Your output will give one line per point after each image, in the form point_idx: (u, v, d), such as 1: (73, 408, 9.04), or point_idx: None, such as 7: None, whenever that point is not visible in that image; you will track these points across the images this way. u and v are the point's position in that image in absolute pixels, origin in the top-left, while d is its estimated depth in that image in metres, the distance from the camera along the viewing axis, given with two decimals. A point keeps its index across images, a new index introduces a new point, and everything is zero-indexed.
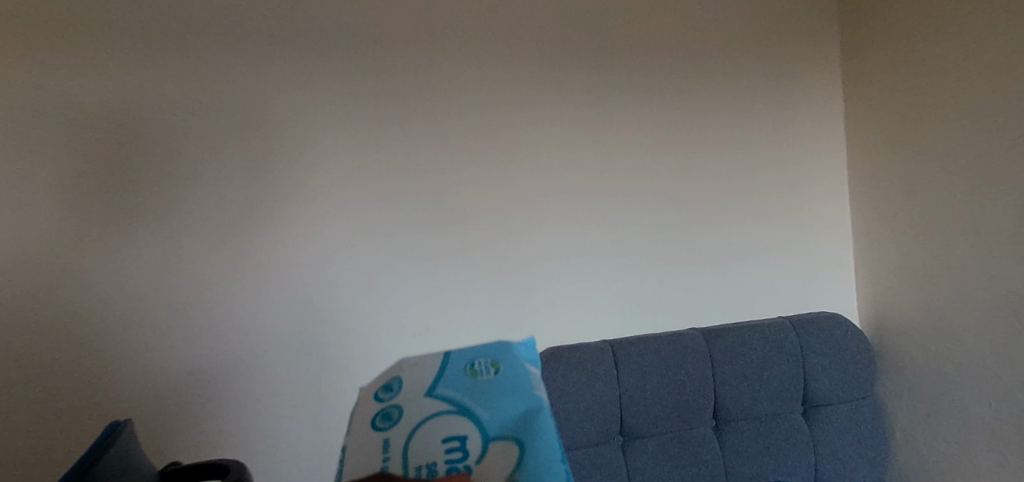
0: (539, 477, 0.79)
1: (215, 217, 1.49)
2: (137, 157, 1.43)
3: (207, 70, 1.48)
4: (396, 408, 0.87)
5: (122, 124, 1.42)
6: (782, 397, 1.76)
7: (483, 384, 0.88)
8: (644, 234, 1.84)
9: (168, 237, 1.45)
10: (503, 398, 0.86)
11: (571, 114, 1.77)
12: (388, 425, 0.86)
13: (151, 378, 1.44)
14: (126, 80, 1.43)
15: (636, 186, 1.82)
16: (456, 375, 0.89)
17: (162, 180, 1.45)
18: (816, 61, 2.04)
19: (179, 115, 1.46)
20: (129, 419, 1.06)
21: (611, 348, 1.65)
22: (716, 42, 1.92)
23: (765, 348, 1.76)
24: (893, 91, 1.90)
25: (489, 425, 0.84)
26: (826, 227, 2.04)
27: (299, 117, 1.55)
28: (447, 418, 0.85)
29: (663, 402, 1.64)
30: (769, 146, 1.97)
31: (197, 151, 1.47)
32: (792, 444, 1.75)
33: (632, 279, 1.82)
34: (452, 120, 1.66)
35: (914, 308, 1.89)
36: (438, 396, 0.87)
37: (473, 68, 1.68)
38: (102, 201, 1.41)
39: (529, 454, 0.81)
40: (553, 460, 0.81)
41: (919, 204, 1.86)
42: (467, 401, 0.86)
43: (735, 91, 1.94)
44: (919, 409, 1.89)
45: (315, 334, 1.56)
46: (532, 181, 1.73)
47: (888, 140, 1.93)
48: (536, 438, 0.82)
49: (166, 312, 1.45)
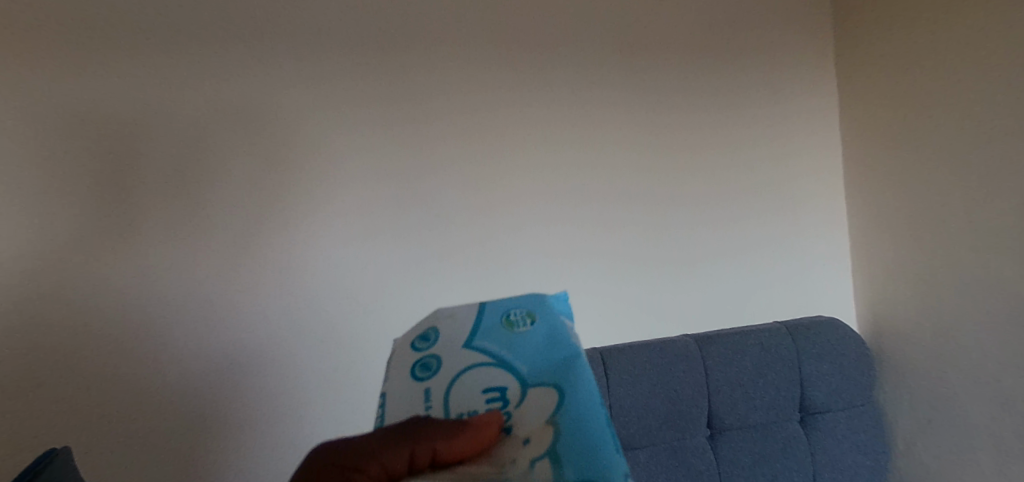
0: (577, 421, 0.73)
1: (170, 219, 1.37)
2: (85, 155, 1.32)
3: (165, 63, 1.38)
4: (434, 359, 0.87)
5: (69, 120, 1.31)
6: (778, 404, 1.68)
7: (519, 333, 0.85)
8: (644, 236, 1.74)
9: (118, 241, 1.33)
10: (540, 347, 0.82)
11: (557, 114, 1.67)
12: (428, 375, 0.86)
13: (97, 393, 1.31)
14: (73, 74, 1.32)
15: (629, 186, 1.73)
16: (491, 326, 0.87)
17: (112, 179, 1.33)
18: (811, 60, 1.96)
19: (133, 111, 1.35)
20: (66, 447, 0.96)
21: (599, 354, 1.57)
22: (708, 40, 1.84)
23: (759, 354, 1.69)
24: (896, 86, 1.82)
25: (528, 373, 0.81)
26: (823, 229, 1.95)
27: (264, 115, 1.44)
28: (488, 370, 0.83)
29: (655, 410, 1.56)
30: (763, 146, 1.89)
31: (151, 149, 1.36)
32: (789, 453, 1.67)
33: (630, 284, 1.73)
34: (430, 120, 1.57)
35: (914, 313, 1.81)
36: (476, 348, 0.85)
37: (453, 66, 1.59)
38: (45, 202, 1.29)
39: (566, 399, 0.76)
40: (593, 404, 0.75)
41: (920, 203, 1.78)
42: (503, 352, 0.83)
43: (728, 90, 1.86)
44: (920, 417, 1.81)
45: (292, 346, 1.44)
46: (522, 181, 1.63)
47: (887, 140, 1.85)
48: (573, 384, 0.77)
49: (114, 323, 1.33)
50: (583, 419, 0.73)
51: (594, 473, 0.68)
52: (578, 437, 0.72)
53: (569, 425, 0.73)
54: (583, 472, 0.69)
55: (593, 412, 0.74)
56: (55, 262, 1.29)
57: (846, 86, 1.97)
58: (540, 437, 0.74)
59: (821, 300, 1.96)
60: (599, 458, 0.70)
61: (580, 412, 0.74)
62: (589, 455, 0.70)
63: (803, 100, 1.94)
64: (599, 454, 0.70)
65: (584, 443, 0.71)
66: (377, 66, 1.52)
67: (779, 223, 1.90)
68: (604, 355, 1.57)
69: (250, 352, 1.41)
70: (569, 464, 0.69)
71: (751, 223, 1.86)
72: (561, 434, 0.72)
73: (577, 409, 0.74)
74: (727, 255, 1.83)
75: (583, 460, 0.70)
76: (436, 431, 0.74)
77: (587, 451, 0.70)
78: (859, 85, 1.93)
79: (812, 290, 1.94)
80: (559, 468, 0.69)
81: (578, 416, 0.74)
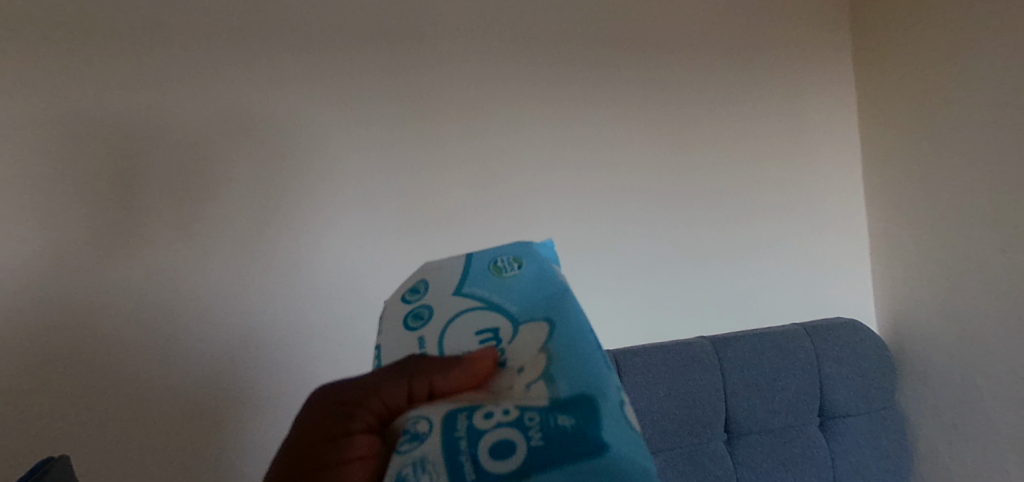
0: (571, 355, 0.64)
1: (171, 218, 1.33)
2: (82, 152, 1.28)
3: (164, 58, 1.34)
4: (424, 306, 0.76)
5: (66, 116, 1.27)
6: (797, 408, 1.63)
7: (508, 276, 0.75)
8: (655, 236, 1.70)
9: (116, 241, 1.29)
10: (531, 290, 0.73)
11: (568, 112, 1.63)
12: (418, 324, 0.75)
13: (95, 397, 1.26)
14: (70, 68, 1.28)
15: (640, 185, 1.68)
16: (479, 272, 0.77)
17: (110, 177, 1.29)
18: (828, 55, 1.91)
19: (132, 107, 1.31)
20: (64, 456, 0.91)
21: (615, 355, 1.52)
22: (722, 35, 1.80)
23: (778, 356, 1.63)
24: (917, 77, 1.77)
25: (521, 312, 0.72)
26: (841, 227, 1.90)
27: (265, 113, 1.40)
28: (478, 313, 0.73)
29: (671, 414, 1.51)
30: (780, 142, 1.83)
31: (150, 146, 1.32)
32: (808, 459, 1.61)
33: (642, 285, 1.68)
34: (438, 119, 1.53)
35: (936, 312, 1.76)
36: (465, 294, 0.75)
37: (461, 63, 1.55)
38: (40, 200, 1.25)
39: (559, 334, 0.67)
40: (587, 338, 0.66)
41: (942, 198, 1.73)
42: (493, 294, 0.74)
43: (744, 86, 1.81)
44: (944, 420, 1.74)
45: (295, 347, 1.40)
46: (530, 179, 1.59)
47: (908, 135, 1.80)
48: (566, 320, 0.68)
49: (113, 325, 1.28)
50: (578, 342, 0.66)
51: (592, 392, 0.61)
52: (573, 365, 0.64)
53: (564, 350, 0.65)
54: (580, 391, 0.62)
55: (587, 337, 0.66)
56: (52, 262, 1.25)
57: (866, 78, 1.91)
58: (534, 366, 0.65)
59: (839, 299, 1.89)
60: (596, 379, 0.63)
61: (575, 336, 0.66)
62: (585, 374, 0.63)
63: (819, 97, 1.89)
64: (595, 374, 0.63)
65: (581, 364, 0.64)
66: (383, 63, 1.49)
67: (796, 219, 1.84)
68: (619, 358, 1.51)
69: (253, 353, 1.37)
70: (565, 385, 0.62)
71: (766, 220, 1.81)
72: (556, 360, 0.65)
73: (571, 333, 0.67)
74: (741, 254, 1.78)
75: (580, 380, 0.62)
76: (429, 364, 0.66)
77: (583, 371, 0.63)
78: (878, 77, 1.87)
79: (831, 289, 1.88)
80: (555, 391, 0.62)
81: (571, 340, 0.66)
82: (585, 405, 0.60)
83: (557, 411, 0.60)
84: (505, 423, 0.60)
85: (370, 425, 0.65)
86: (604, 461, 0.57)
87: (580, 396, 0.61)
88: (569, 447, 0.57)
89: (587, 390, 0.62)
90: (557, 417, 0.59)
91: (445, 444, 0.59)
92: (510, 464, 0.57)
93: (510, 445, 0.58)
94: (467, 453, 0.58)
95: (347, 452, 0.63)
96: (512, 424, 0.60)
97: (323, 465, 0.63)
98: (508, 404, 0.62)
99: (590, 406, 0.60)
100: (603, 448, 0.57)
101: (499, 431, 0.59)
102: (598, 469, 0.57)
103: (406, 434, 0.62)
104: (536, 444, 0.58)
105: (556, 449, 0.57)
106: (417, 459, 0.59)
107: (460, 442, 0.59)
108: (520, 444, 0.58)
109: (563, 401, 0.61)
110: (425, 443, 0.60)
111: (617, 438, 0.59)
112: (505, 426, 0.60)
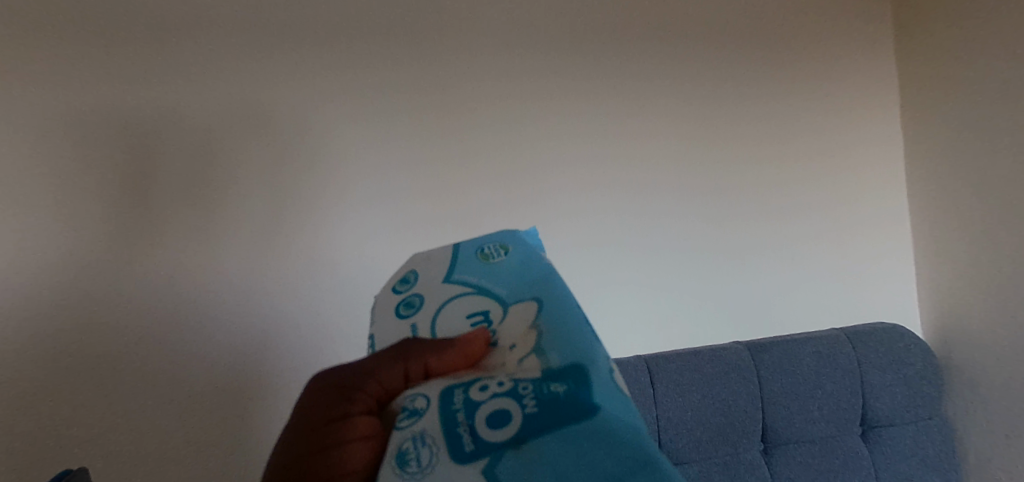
0: (563, 329, 0.59)
1: (170, 216, 1.22)
2: (76, 147, 1.19)
3: (164, 48, 1.26)
4: (413, 294, 0.69)
5: (59, 109, 1.19)
6: (838, 417, 1.55)
7: (496, 261, 0.68)
8: (682, 236, 1.59)
9: (115, 241, 1.19)
10: (518, 271, 0.67)
11: (599, 106, 1.53)
12: (409, 311, 0.67)
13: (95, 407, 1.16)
14: (63, 58, 1.20)
15: (667, 182, 1.58)
16: (465, 257, 0.69)
17: (107, 173, 1.20)
18: (866, 49, 1.82)
19: (131, 99, 1.23)
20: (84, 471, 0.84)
21: (647, 361, 1.45)
22: (758, 28, 1.71)
23: (817, 364, 1.55)
24: (979, 65, 1.64)
25: (512, 294, 0.65)
26: (883, 228, 1.79)
27: (273, 104, 1.31)
28: (468, 300, 0.66)
29: (705, 422, 1.45)
30: (815, 138, 1.74)
31: (149, 140, 1.23)
32: (850, 470, 1.52)
33: (669, 288, 1.57)
34: (458, 112, 1.42)
35: (992, 316, 1.65)
36: (455, 281, 0.68)
37: (483, 53, 1.45)
38: (33, 198, 1.16)
39: (548, 309, 0.61)
40: (576, 311, 0.61)
41: (1009, 193, 1.59)
42: (481, 278, 0.67)
43: (780, 82, 1.72)
44: (997, 429, 1.64)
45: (300, 352, 1.27)
46: (551, 174, 1.48)
47: (966, 129, 1.67)
48: (552, 296, 0.63)
49: (113, 331, 1.18)
50: (567, 314, 0.61)
51: (584, 360, 0.57)
52: (565, 339, 0.58)
53: (554, 324, 0.60)
54: (572, 360, 0.57)
55: (576, 311, 0.61)
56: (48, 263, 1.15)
57: (917, 68, 1.79)
58: (525, 342, 0.60)
59: (876, 301, 1.78)
60: (587, 347, 0.58)
61: (563, 310, 0.61)
62: (576, 344, 0.58)
63: (857, 91, 1.79)
64: (585, 343, 0.58)
65: (571, 335, 0.59)
66: (398, 48, 1.39)
67: (836, 216, 1.72)
68: (651, 364, 1.45)
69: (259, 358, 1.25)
70: (557, 355, 0.57)
71: (802, 218, 1.70)
72: (547, 334, 0.59)
73: (558, 306, 0.62)
74: (775, 256, 1.67)
75: (572, 349, 0.57)
76: (422, 344, 0.61)
77: (574, 340, 0.58)
78: (936, 65, 1.75)
79: (869, 290, 1.76)
80: (546, 363, 0.57)
81: (560, 313, 0.61)
82: (577, 372, 0.55)
83: (549, 379, 0.55)
84: (499, 394, 0.56)
85: (370, 407, 0.60)
86: (602, 425, 0.52)
87: (572, 364, 0.56)
88: (565, 413, 0.53)
89: (579, 359, 0.57)
90: (551, 383, 0.55)
91: (443, 418, 0.55)
92: (506, 434, 0.53)
93: (504, 415, 0.54)
94: (463, 424, 0.54)
95: (346, 431, 0.58)
96: (507, 394, 0.55)
97: (323, 446, 0.57)
98: (501, 376, 0.58)
99: (582, 373, 0.55)
100: (600, 413, 0.53)
101: (493, 402, 0.55)
102: (599, 432, 0.52)
103: (406, 412, 0.58)
104: (531, 411, 0.53)
105: (554, 415, 0.53)
106: (417, 434, 0.55)
107: (456, 413, 0.55)
108: (515, 412, 0.54)
109: (556, 371, 0.56)
110: (425, 419, 0.56)
111: (613, 404, 0.54)
112: (500, 397, 0.55)
